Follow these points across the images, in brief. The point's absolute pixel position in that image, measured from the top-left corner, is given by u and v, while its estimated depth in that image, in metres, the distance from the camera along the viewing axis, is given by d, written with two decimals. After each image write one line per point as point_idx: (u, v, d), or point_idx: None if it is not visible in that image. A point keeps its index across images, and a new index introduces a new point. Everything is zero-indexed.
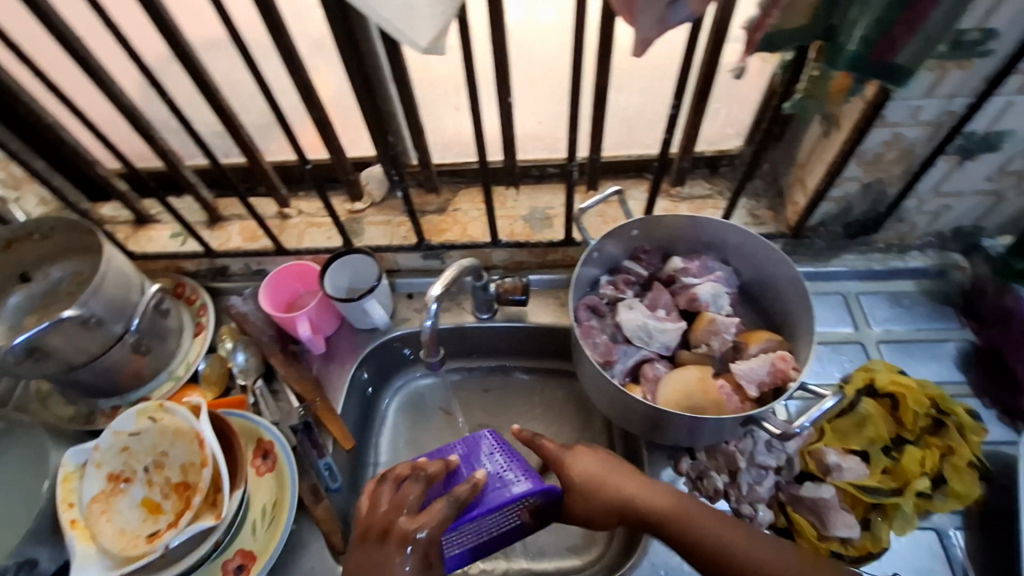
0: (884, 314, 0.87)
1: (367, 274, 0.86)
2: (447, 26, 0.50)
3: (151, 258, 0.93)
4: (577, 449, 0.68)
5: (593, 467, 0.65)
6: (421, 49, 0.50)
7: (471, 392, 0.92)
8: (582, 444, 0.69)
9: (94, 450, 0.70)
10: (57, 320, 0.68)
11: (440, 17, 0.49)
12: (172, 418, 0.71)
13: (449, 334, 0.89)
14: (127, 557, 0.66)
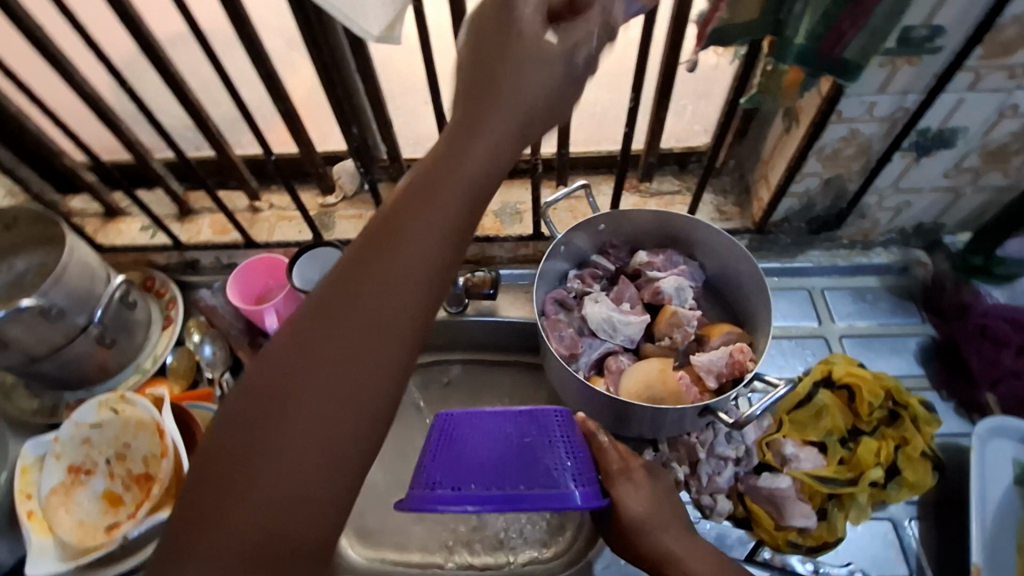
0: (849, 309, 0.88)
1: None
2: (399, 16, 0.50)
3: (120, 251, 0.93)
4: (629, 476, 0.65)
5: (638, 506, 0.63)
6: (373, 38, 0.51)
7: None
8: (638, 467, 0.66)
9: (54, 442, 0.70)
10: (17, 310, 0.68)
11: (392, 6, 0.49)
12: (134, 410, 0.70)
13: None
14: (85, 549, 0.65)
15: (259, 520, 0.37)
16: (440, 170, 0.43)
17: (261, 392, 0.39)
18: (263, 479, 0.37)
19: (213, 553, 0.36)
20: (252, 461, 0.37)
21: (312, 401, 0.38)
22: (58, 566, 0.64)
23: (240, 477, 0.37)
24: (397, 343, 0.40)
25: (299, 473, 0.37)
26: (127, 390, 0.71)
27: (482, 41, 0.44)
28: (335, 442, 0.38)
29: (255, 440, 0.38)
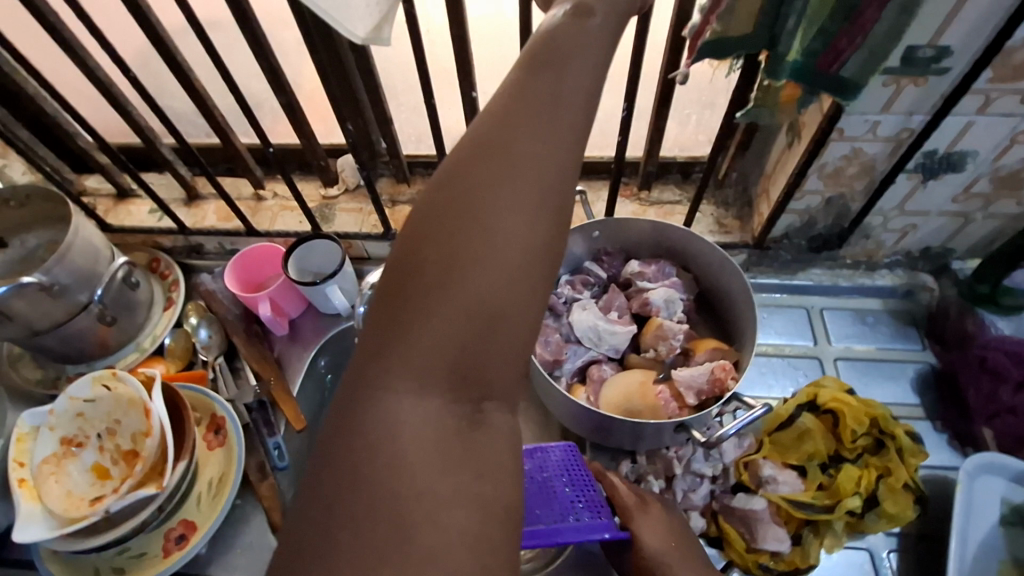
0: (847, 331, 0.86)
1: (331, 260, 0.87)
2: (387, 16, 0.51)
3: (129, 232, 0.95)
4: (648, 511, 0.62)
5: (657, 541, 0.60)
6: (359, 41, 0.52)
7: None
8: (658, 504, 0.63)
9: (49, 414, 0.72)
10: (20, 285, 0.70)
11: (377, 8, 0.50)
12: (125, 387, 0.73)
13: None
14: (70, 519, 0.68)
15: (462, 334, 0.32)
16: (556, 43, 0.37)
17: (452, 203, 0.33)
18: (472, 289, 0.32)
19: (412, 377, 0.31)
20: (458, 269, 0.32)
21: (514, 200, 0.33)
22: (45, 533, 0.67)
23: (443, 293, 0.32)
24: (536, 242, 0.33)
25: (508, 279, 0.32)
26: (119, 368, 0.74)
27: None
28: (542, 243, 0.33)
29: (458, 248, 0.32)
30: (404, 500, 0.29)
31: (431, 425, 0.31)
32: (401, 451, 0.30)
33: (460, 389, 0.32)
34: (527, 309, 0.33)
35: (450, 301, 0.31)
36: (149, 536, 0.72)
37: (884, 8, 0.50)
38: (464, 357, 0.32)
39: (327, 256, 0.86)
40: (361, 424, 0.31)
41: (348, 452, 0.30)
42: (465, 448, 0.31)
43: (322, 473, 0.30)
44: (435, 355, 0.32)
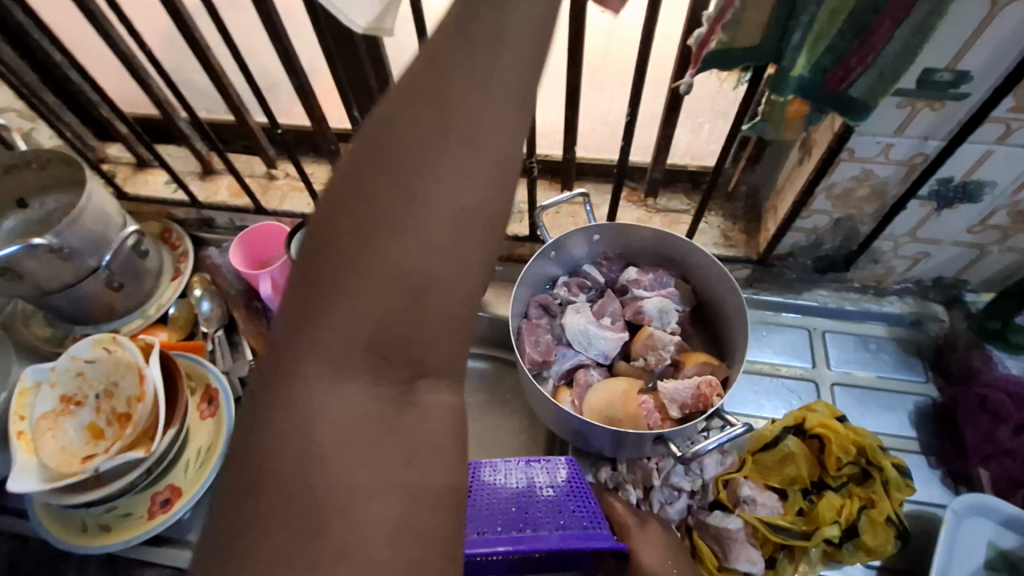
0: (848, 356, 0.84)
1: None
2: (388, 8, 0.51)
3: (144, 201, 0.98)
4: (647, 527, 0.63)
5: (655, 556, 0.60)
6: (361, 31, 0.52)
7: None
8: (656, 523, 0.64)
9: (50, 371, 0.75)
10: (31, 246, 0.73)
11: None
12: (123, 352, 0.75)
13: None
14: (63, 473, 0.70)
15: (384, 312, 0.28)
16: None
17: (377, 165, 0.28)
18: (392, 260, 0.28)
19: (327, 359, 0.29)
20: (378, 240, 0.28)
21: (445, 162, 0.29)
22: (36, 486, 0.69)
23: (361, 266, 0.28)
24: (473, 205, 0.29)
25: (441, 253, 0.29)
26: (120, 332, 0.76)
27: None
28: (477, 209, 0.29)
29: (383, 217, 0.28)
30: (323, 489, 0.27)
31: (353, 409, 0.29)
32: (314, 436, 0.28)
33: (384, 370, 0.29)
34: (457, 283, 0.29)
35: (373, 279, 0.28)
36: (136, 497, 0.74)
37: (896, 28, 0.48)
38: (387, 338, 0.29)
39: None
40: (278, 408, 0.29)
41: (265, 442, 0.28)
42: (392, 436, 0.29)
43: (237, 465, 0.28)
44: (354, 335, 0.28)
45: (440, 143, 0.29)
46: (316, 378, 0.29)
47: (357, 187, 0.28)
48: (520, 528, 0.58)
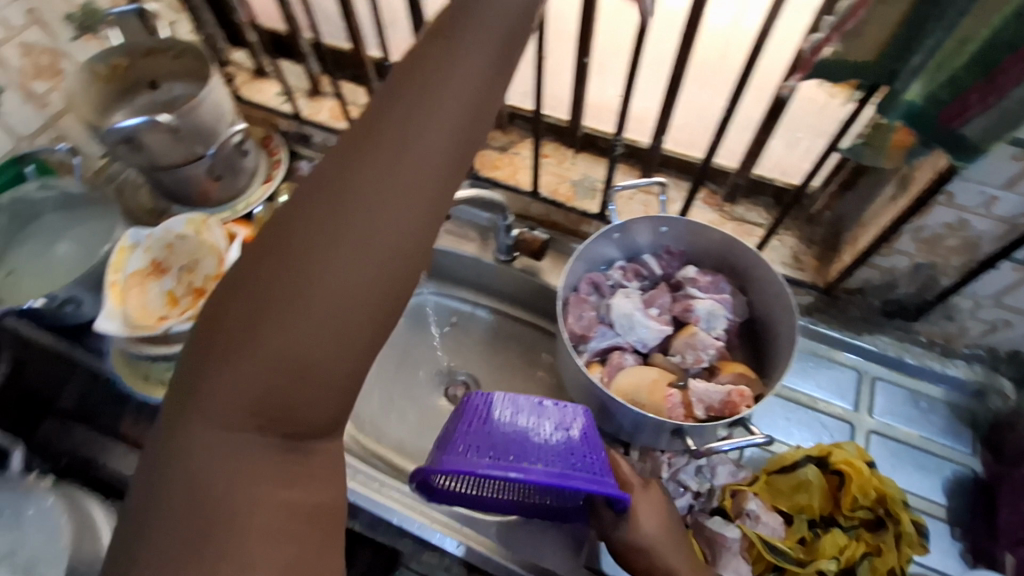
0: (894, 408, 0.80)
1: None
2: None
3: (254, 106, 1.06)
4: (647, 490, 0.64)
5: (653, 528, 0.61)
6: None
7: (466, 323, 0.99)
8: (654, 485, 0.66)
9: (147, 237, 0.85)
10: (151, 122, 0.81)
11: None
12: (211, 236, 0.86)
13: (467, 262, 0.95)
14: (139, 326, 0.78)
15: (274, 380, 0.35)
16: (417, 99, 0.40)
17: (270, 263, 0.36)
18: (278, 341, 0.34)
19: (218, 414, 0.35)
20: (265, 323, 0.35)
21: (336, 260, 0.35)
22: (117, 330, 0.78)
23: (249, 341, 0.35)
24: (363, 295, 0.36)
25: (327, 324, 0.35)
26: (212, 217, 0.87)
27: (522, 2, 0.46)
28: (362, 298, 0.36)
29: (275, 296, 0.35)
30: (210, 509, 0.33)
31: (248, 452, 0.35)
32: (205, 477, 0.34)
33: (268, 427, 0.35)
34: (337, 360, 0.35)
35: (258, 353, 0.34)
36: None
37: None
38: (276, 392, 0.35)
39: None
40: (172, 452, 0.34)
41: (167, 487, 0.34)
42: (287, 476, 0.35)
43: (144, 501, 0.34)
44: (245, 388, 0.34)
45: (330, 235, 0.36)
46: (206, 424, 0.35)
47: (263, 274, 0.36)
48: (531, 461, 0.56)
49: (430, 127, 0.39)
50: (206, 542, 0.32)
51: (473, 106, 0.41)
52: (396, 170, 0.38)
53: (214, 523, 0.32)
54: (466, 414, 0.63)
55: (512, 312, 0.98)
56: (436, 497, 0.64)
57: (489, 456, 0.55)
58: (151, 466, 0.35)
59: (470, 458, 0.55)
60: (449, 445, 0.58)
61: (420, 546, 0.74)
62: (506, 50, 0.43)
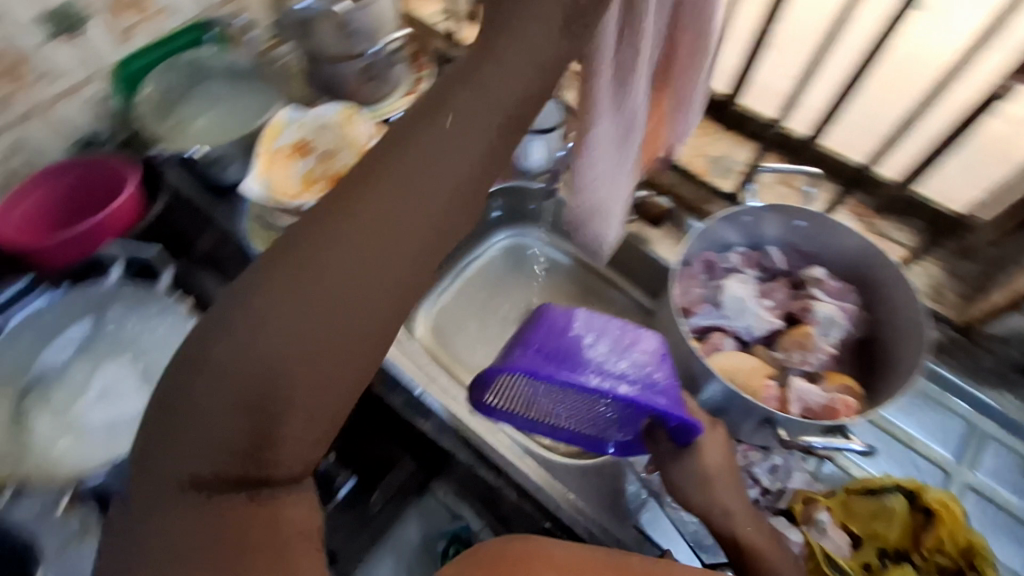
0: (1002, 471, 0.74)
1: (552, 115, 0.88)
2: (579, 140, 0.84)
3: (415, 21, 1.09)
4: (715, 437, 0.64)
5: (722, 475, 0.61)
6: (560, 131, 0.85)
7: (562, 274, 1.00)
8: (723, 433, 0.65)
9: (298, 117, 0.90)
10: (328, 10, 0.86)
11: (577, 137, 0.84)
12: (354, 129, 0.91)
13: None
14: (279, 195, 0.83)
15: (242, 431, 0.33)
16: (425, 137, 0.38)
17: (244, 311, 0.34)
18: (245, 394, 0.32)
19: (185, 461, 0.33)
20: (231, 378, 0.33)
21: (311, 312, 0.33)
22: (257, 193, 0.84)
23: (219, 393, 0.33)
24: (343, 345, 0.34)
25: (314, 367, 0.33)
26: (360, 112, 0.92)
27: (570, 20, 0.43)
28: (345, 347, 0.34)
29: (246, 349, 0.33)
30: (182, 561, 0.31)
31: (213, 503, 0.32)
32: (177, 524, 0.32)
33: (237, 478, 0.33)
34: (309, 412, 0.33)
35: (224, 407, 0.33)
36: None
37: None
38: (246, 444, 0.33)
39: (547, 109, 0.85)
40: (147, 501, 0.33)
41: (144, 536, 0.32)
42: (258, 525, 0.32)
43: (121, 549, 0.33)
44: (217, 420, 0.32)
45: (310, 280, 0.34)
46: (173, 475, 0.33)
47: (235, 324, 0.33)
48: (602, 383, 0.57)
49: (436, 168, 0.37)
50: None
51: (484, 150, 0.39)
52: (404, 195, 0.36)
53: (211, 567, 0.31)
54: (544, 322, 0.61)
55: (610, 275, 0.97)
56: (496, 417, 0.67)
57: (568, 365, 0.56)
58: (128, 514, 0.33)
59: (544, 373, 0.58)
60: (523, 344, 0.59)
61: (478, 461, 0.76)
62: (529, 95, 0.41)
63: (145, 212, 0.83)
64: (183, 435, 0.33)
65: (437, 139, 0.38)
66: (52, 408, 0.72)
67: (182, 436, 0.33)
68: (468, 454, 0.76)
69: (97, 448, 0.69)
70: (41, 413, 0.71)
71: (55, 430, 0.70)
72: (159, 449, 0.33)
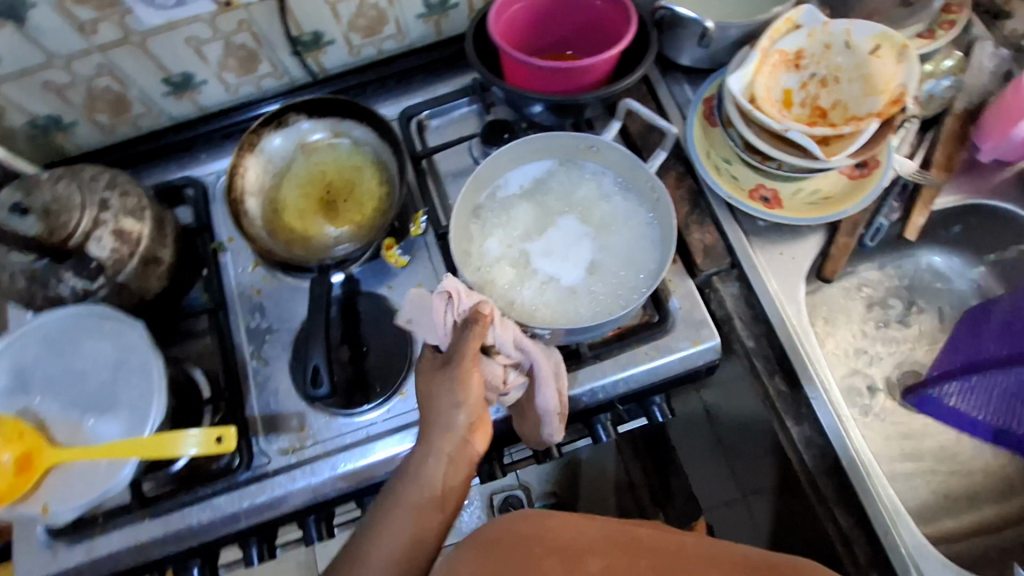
0: None
1: None
2: None
3: None
4: None
5: None
6: None
7: None
8: None
9: (822, 25, 0.71)
10: None
11: None
12: (888, 65, 0.69)
13: None
14: (762, 105, 0.70)
15: (421, 470, 0.55)
16: (428, 405, 0.57)
17: (424, 406, 0.57)
18: (428, 446, 0.56)
19: (407, 497, 0.54)
20: (426, 436, 0.56)
21: (431, 422, 0.56)
22: (737, 92, 0.69)
23: (419, 455, 0.56)
24: (453, 431, 0.56)
25: (449, 441, 0.56)
26: (911, 48, 0.68)
27: (439, 381, 0.56)
28: (451, 442, 0.56)
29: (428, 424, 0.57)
30: (434, 514, 0.54)
31: (424, 514, 0.54)
32: (447, 503, 0.55)
33: (442, 505, 0.55)
34: (442, 467, 0.55)
35: (416, 461, 0.56)
36: (750, 175, 0.74)
37: None
38: (420, 488, 0.55)
39: None
40: (443, 437, 0.56)
41: (452, 492, 0.56)
42: (439, 513, 0.55)
43: (434, 512, 0.54)
44: (444, 480, 0.55)
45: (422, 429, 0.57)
46: (399, 502, 0.54)
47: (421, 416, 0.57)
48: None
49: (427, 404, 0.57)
50: (436, 512, 0.55)
51: (441, 407, 0.56)
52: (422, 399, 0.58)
53: (442, 507, 0.55)
54: (997, 229, 0.78)
55: None
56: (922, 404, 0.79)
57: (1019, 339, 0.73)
58: (439, 438, 0.56)
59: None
60: (975, 355, 0.77)
61: (839, 499, 0.66)
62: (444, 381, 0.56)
63: (641, 62, 0.72)
64: (453, 402, 0.55)
65: (433, 395, 0.56)
66: (498, 237, 0.63)
67: (433, 440, 0.56)
68: (828, 486, 0.66)
69: (530, 295, 0.61)
70: (491, 234, 0.63)
71: (504, 263, 0.62)
72: (453, 415, 0.55)
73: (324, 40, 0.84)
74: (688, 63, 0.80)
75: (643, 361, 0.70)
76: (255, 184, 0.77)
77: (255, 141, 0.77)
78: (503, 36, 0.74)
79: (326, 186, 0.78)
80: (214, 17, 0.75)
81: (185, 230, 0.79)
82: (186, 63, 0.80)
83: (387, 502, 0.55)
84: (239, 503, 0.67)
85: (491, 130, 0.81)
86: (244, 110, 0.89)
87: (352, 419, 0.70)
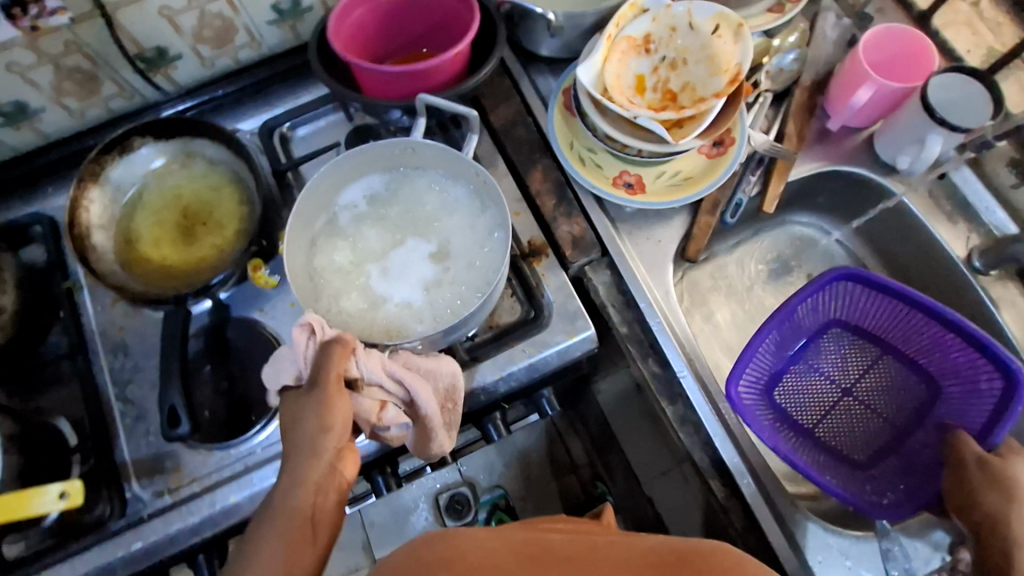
0: None
1: (975, 111, 0.71)
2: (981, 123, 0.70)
3: None
4: None
5: None
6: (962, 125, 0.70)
7: None
8: None
9: (665, 8, 0.72)
10: None
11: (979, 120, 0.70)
12: (728, 43, 0.70)
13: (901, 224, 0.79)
14: (613, 93, 0.70)
15: (287, 496, 0.52)
16: (295, 431, 0.54)
17: (290, 431, 0.54)
18: (295, 471, 0.53)
19: (273, 529, 0.51)
20: (292, 462, 0.54)
21: (297, 445, 0.54)
22: (588, 81, 0.69)
23: (285, 482, 0.53)
24: (321, 452, 0.53)
25: (318, 464, 0.53)
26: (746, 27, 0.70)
27: (304, 403, 0.54)
28: (320, 463, 0.53)
29: (294, 449, 0.54)
30: (308, 542, 0.51)
31: (296, 545, 0.50)
32: (321, 528, 0.52)
33: (317, 531, 0.52)
34: (310, 491, 0.53)
35: (284, 489, 0.52)
36: (612, 161, 0.75)
37: None
38: (290, 516, 0.51)
39: (966, 100, 0.71)
40: (312, 461, 0.53)
41: (326, 516, 0.53)
42: (313, 543, 0.51)
43: (306, 540, 0.51)
44: (315, 503, 0.52)
45: (289, 455, 0.54)
46: (265, 537, 0.50)
47: (286, 442, 0.55)
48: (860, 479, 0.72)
49: (293, 430, 0.54)
50: (309, 541, 0.51)
51: (307, 430, 0.53)
52: (289, 424, 0.55)
53: (315, 531, 0.52)
54: (849, 191, 0.82)
55: None
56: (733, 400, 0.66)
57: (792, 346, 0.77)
58: (307, 462, 0.53)
59: (814, 461, 0.71)
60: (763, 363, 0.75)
61: (715, 470, 0.68)
62: (311, 404, 0.54)
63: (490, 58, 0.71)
64: (318, 424, 0.53)
65: (298, 421, 0.54)
66: (349, 253, 0.62)
67: (299, 464, 0.53)
68: (704, 458, 0.69)
69: (389, 308, 0.61)
70: (338, 253, 0.62)
71: (358, 278, 0.61)
72: (317, 437, 0.53)
73: (169, 55, 0.79)
74: (547, 53, 0.79)
75: (520, 359, 0.70)
76: (103, 218, 0.73)
77: (97, 171, 0.73)
78: (349, 40, 0.72)
79: (183, 210, 0.75)
80: (34, 39, 0.69)
81: (33, 271, 0.74)
82: (13, 90, 0.73)
83: (253, 541, 0.50)
84: (113, 555, 0.64)
85: (355, 137, 0.78)
86: (93, 135, 0.83)
87: (230, 451, 0.68)
